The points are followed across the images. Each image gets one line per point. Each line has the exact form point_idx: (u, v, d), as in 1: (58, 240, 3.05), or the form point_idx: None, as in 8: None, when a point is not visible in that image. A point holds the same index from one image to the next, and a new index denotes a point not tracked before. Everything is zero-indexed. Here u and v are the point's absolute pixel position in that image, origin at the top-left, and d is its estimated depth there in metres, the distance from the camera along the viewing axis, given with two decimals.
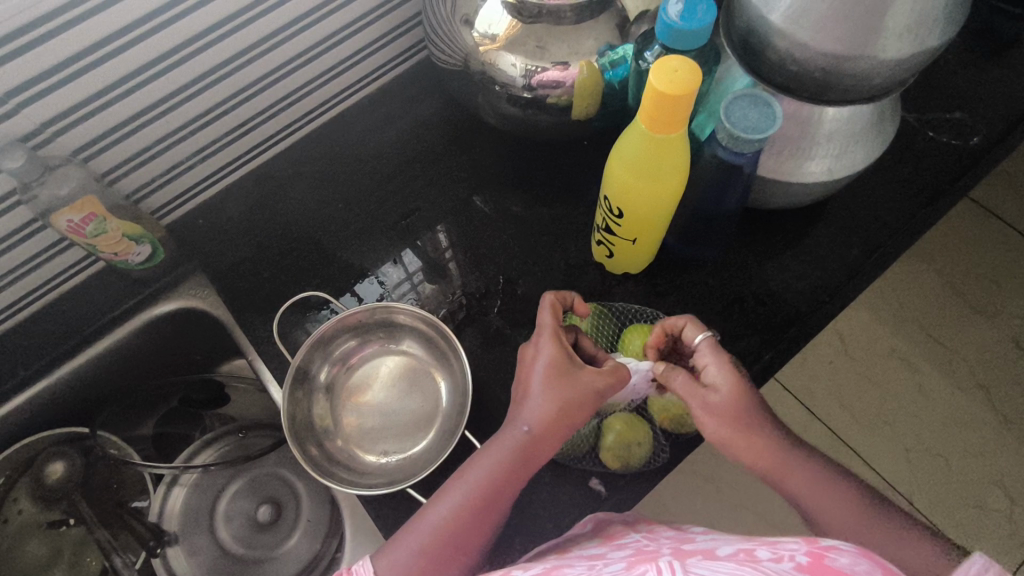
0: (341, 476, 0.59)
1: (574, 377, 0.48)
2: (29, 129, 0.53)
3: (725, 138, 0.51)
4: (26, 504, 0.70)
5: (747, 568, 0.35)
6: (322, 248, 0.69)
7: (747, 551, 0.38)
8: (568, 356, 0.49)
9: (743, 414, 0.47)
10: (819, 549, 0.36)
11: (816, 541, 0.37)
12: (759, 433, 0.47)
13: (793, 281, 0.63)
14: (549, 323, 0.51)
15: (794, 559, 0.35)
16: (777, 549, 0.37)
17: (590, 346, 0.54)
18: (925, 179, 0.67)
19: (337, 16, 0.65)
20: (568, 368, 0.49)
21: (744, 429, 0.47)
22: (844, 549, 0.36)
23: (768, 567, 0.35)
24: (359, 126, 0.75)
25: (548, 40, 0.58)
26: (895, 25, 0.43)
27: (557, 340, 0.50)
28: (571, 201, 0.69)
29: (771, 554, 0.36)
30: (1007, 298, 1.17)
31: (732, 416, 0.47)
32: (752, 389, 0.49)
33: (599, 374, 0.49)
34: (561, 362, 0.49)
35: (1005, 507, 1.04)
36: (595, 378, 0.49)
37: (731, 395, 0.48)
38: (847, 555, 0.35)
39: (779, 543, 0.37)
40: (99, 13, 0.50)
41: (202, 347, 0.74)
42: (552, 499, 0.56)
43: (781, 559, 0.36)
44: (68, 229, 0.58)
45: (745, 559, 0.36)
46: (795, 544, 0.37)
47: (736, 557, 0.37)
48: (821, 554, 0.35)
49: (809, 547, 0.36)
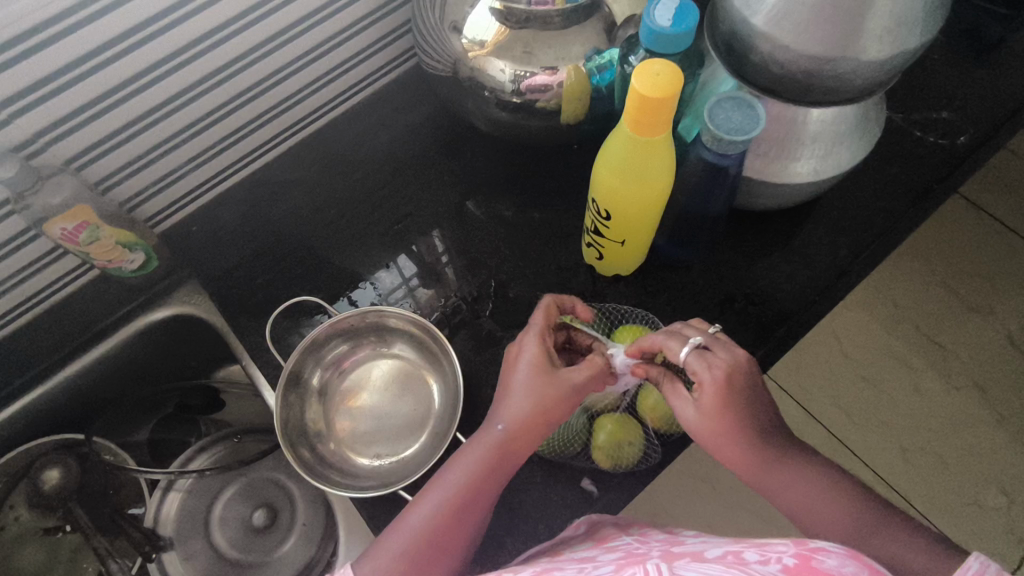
0: (335, 479, 0.59)
1: (557, 375, 0.49)
2: (22, 138, 0.54)
3: (709, 140, 0.51)
4: (22, 509, 0.71)
5: (734, 570, 0.36)
6: (315, 254, 0.69)
7: (736, 553, 0.38)
8: (549, 356, 0.50)
9: (724, 427, 0.47)
10: (806, 551, 0.36)
11: (805, 544, 0.37)
12: (737, 448, 0.47)
13: (783, 281, 0.64)
14: (539, 323, 0.52)
15: (782, 561, 0.36)
16: (765, 551, 0.37)
17: (585, 339, 0.57)
18: (913, 179, 0.67)
19: (330, 23, 0.66)
20: (548, 366, 0.50)
21: (728, 440, 0.47)
22: (831, 551, 0.36)
23: (755, 570, 0.35)
24: (352, 132, 0.76)
25: (536, 46, 0.59)
26: (875, 27, 0.44)
27: (543, 339, 0.51)
28: (562, 205, 0.70)
29: (759, 556, 0.37)
30: (1001, 297, 1.17)
31: (713, 430, 0.47)
32: (742, 400, 0.47)
33: (580, 370, 0.50)
34: (543, 360, 0.50)
35: (1001, 506, 1.04)
36: (574, 376, 0.50)
37: (707, 410, 0.47)
38: (834, 556, 0.35)
39: (767, 545, 0.38)
40: (87, 26, 0.51)
41: (196, 355, 0.74)
42: (544, 500, 0.56)
43: (768, 562, 0.36)
44: (61, 237, 0.59)
45: (733, 561, 0.37)
46: (783, 546, 0.37)
47: (725, 559, 0.37)
48: (808, 556, 0.35)
49: (796, 548, 0.36)
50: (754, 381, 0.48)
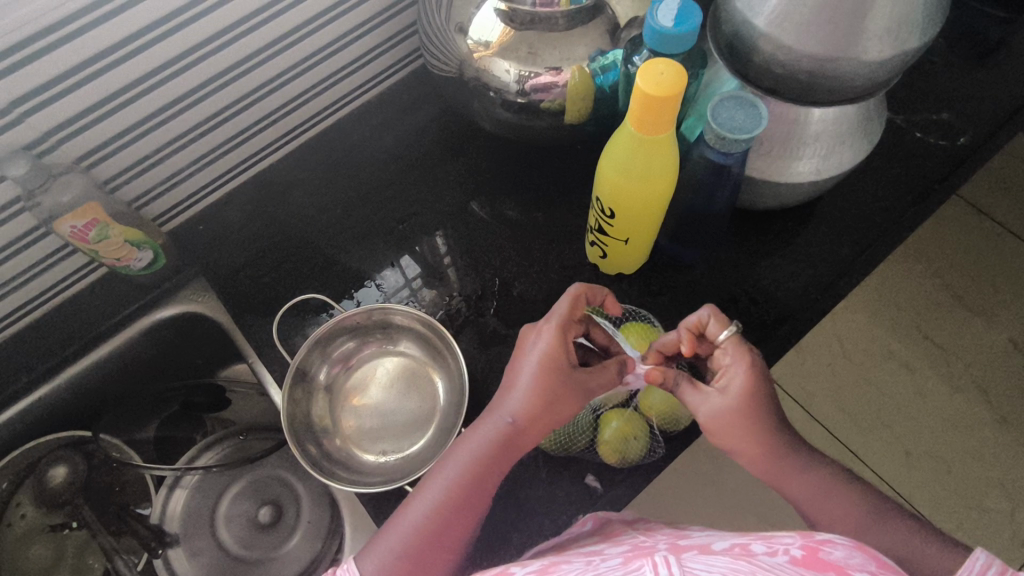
0: (341, 475, 0.60)
1: (566, 375, 0.49)
2: (33, 138, 0.55)
3: (712, 139, 0.52)
4: (28, 507, 0.72)
5: (743, 561, 0.36)
6: (321, 252, 0.70)
7: (743, 545, 0.38)
8: (565, 353, 0.50)
9: (750, 412, 0.47)
10: (813, 543, 0.37)
11: (811, 536, 0.37)
12: (757, 434, 0.47)
13: (785, 280, 0.64)
14: (560, 315, 0.51)
15: (789, 553, 0.36)
16: (772, 543, 0.37)
17: (604, 338, 0.57)
18: (914, 179, 0.68)
19: (337, 23, 0.67)
20: (562, 365, 0.49)
21: (748, 427, 0.47)
22: (837, 543, 0.37)
23: (763, 561, 0.36)
24: (358, 132, 0.77)
25: (540, 47, 0.59)
26: (876, 28, 0.45)
27: (558, 333, 0.50)
28: (565, 204, 0.71)
29: (766, 548, 0.37)
30: (1002, 298, 1.17)
31: (735, 416, 0.47)
32: (765, 389, 0.48)
33: (590, 374, 0.50)
34: (554, 357, 0.49)
35: (1003, 507, 1.04)
36: (587, 377, 0.50)
37: (738, 392, 0.47)
38: (841, 548, 0.36)
39: (774, 537, 0.38)
40: (99, 28, 0.51)
41: (202, 352, 0.75)
42: (549, 495, 0.57)
43: (775, 553, 0.36)
44: (71, 234, 0.59)
45: (740, 552, 0.37)
46: (789, 538, 0.38)
47: (732, 551, 0.38)
48: (815, 548, 0.36)
49: (803, 541, 0.37)
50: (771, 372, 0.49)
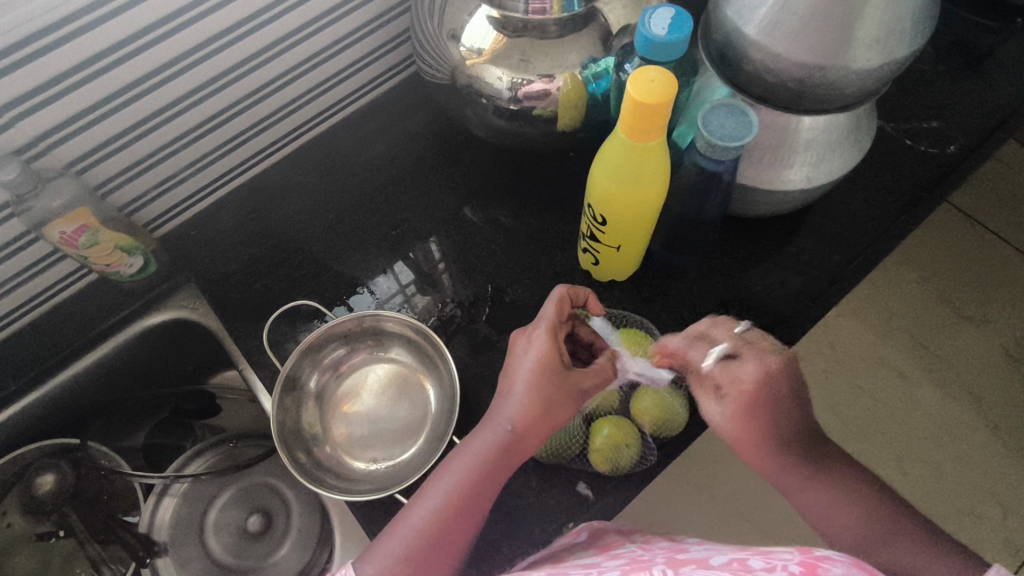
0: (332, 483, 0.59)
1: (562, 377, 0.49)
2: (22, 143, 0.54)
3: (702, 146, 0.52)
4: (15, 517, 0.70)
5: None
6: (312, 258, 0.70)
7: (741, 561, 0.38)
8: (557, 356, 0.50)
9: (750, 436, 0.50)
10: (811, 560, 0.36)
11: (810, 552, 0.37)
12: (762, 451, 0.50)
13: (776, 287, 0.64)
14: (548, 318, 0.51)
15: (788, 569, 0.36)
16: (771, 559, 0.37)
17: (586, 333, 0.57)
18: (904, 187, 0.68)
19: (330, 30, 0.67)
20: (555, 367, 0.49)
21: (749, 446, 0.50)
22: (836, 559, 0.36)
23: None
24: (350, 138, 0.77)
25: (532, 54, 0.60)
26: (864, 36, 0.45)
27: (550, 336, 0.50)
28: (558, 210, 0.71)
29: (764, 564, 0.37)
30: (994, 306, 1.18)
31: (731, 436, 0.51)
32: (768, 404, 0.49)
33: (583, 374, 0.50)
34: (551, 361, 0.49)
35: (995, 515, 1.05)
36: (580, 379, 0.50)
37: (732, 419, 0.50)
38: (840, 565, 0.35)
39: (773, 553, 0.38)
40: (89, 32, 0.51)
41: (193, 359, 0.75)
42: (540, 504, 0.56)
43: (774, 569, 0.36)
44: (61, 240, 0.59)
45: (739, 568, 0.37)
46: (788, 554, 0.37)
47: (731, 567, 0.38)
48: (813, 564, 0.36)
49: (802, 556, 0.37)
50: (789, 383, 0.50)
